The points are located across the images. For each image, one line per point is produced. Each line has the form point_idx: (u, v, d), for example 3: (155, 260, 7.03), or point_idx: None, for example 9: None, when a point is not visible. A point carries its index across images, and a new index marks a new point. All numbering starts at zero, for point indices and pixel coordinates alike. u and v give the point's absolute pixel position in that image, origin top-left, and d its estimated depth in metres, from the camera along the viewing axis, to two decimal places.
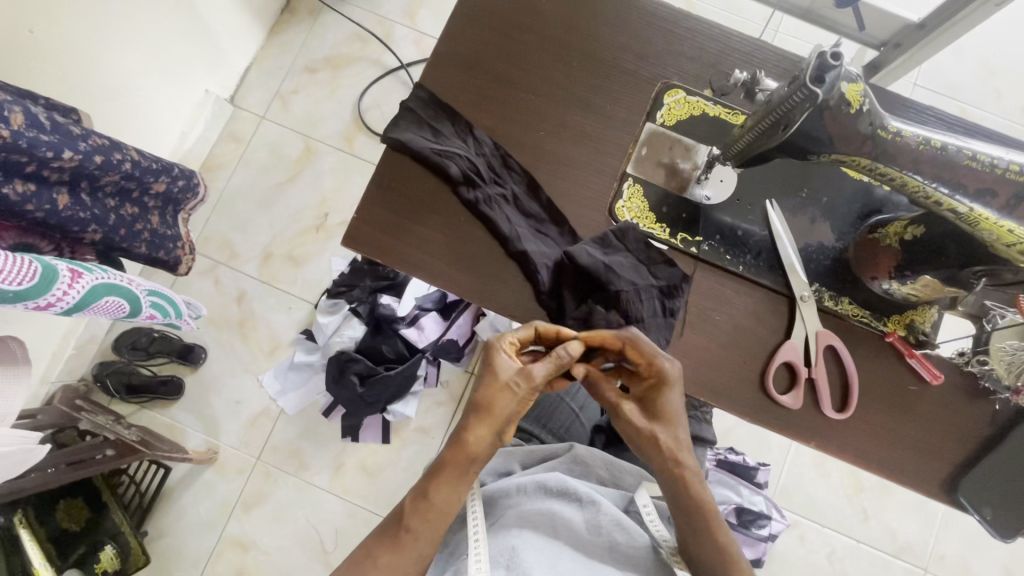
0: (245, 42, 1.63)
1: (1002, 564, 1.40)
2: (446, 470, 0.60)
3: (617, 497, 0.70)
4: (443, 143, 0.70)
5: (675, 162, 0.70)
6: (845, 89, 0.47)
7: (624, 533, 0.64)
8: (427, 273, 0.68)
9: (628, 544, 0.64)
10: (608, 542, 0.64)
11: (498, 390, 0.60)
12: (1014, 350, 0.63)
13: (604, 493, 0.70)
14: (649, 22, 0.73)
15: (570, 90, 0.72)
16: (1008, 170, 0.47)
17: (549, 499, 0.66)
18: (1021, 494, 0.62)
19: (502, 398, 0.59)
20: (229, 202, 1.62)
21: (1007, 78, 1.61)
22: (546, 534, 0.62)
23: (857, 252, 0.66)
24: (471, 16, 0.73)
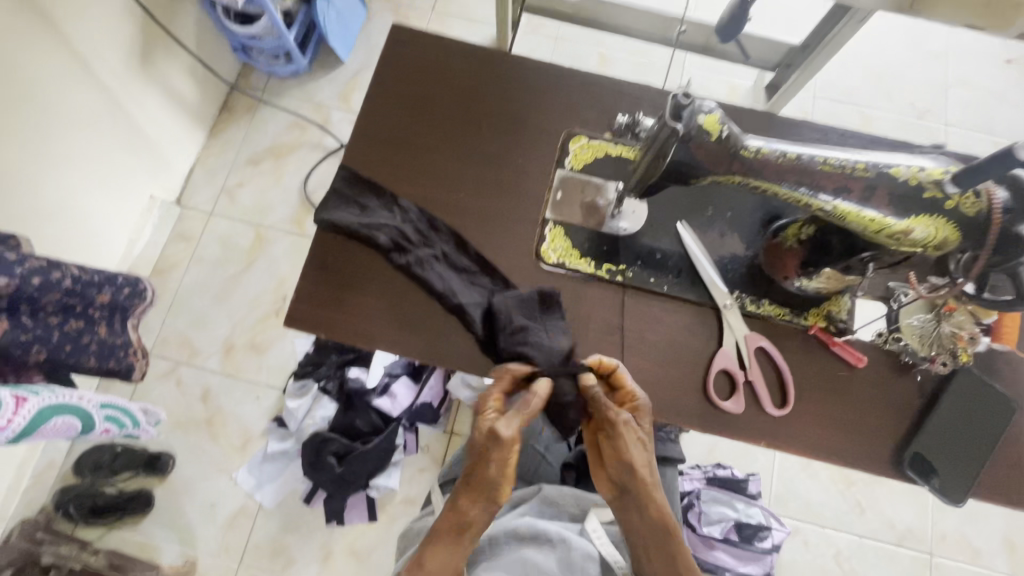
0: (186, 145, 1.69)
1: (999, 533, 1.41)
2: (443, 536, 0.64)
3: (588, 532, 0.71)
4: (372, 217, 0.74)
5: (589, 201, 0.76)
6: (703, 121, 0.52)
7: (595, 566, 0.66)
8: (373, 339, 0.71)
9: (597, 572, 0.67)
10: None
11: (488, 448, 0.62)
12: (920, 323, 0.69)
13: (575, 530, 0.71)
14: (546, 81, 0.81)
15: (484, 150, 0.78)
16: (856, 169, 0.53)
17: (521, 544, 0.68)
18: (959, 457, 0.66)
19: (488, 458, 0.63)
20: (184, 300, 1.62)
21: (892, 79, 1.78)
22: None
23: (766, 257, 0.72)
24: (383, 99, 0.79)
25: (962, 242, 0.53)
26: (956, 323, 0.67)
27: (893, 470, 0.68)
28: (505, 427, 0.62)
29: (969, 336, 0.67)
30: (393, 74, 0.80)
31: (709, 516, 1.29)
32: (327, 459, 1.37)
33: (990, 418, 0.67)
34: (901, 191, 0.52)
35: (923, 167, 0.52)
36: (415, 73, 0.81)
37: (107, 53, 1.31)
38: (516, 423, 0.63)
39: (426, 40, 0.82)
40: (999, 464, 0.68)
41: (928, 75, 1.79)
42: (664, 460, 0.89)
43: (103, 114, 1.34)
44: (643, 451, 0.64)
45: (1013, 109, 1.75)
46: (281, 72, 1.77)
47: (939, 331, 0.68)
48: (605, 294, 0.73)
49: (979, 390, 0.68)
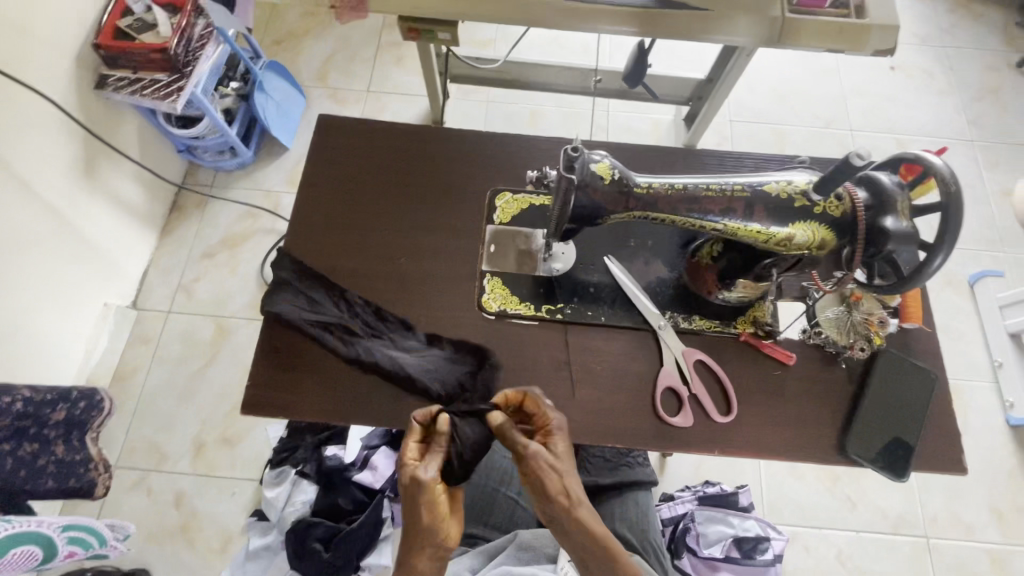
0: (138, 249, 1.70)
1: (988, 504, 1.42)
2: None
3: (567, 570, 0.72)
4: (319, 309, 0.77)
5: (522, 249, 0.81)
6: (595, 168, 0.59)
7: None
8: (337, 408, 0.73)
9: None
10: None
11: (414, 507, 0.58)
12: (835, 315, 0.75)
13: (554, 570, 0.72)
14: (468, 147, 0.88)
15: (418, 217, 0.83)
16: (735, 190, 0.60)
17: None
18: (893, 432, 0.71)
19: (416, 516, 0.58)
20: (148, 404, 1.58)
21: (797, 96, 1.95)
22: None
23: (689, 277, 0.78)
24: (318, 185, 0.84)
25: (838, 240, 0.60)
26: (865, 310, 0.74)
27: (839, 456, 0.72)
28: (426, 473, 0.59)
29: (879, 320, 0.74)
30: (325, 160, 0.86)
31: (708, 537, 1.28)
32: (313, 545, 1.32)
33: (913, 393, 0.72)
34: (776, 204, 0.59)
35: (791, 181, 0.60)
36: (343, 157, 0.86)
37: (50, 174, 1.35)
38: (436, 465, 0.59)
39: (353, 125, 0.88)
40: (933, 434, 0.72)
41: (828, 89, 1.96)
42: (636, 485, 0.91)
43: (50, 231, 1.36)
44: (566, 472, 0.60)
45: (908, 107, 1.93)
46: (228, 166, 1.83)
47: (852, 319, 0.74)
48: (548, 334, 0.77)
49: (899, 368, 0.74)
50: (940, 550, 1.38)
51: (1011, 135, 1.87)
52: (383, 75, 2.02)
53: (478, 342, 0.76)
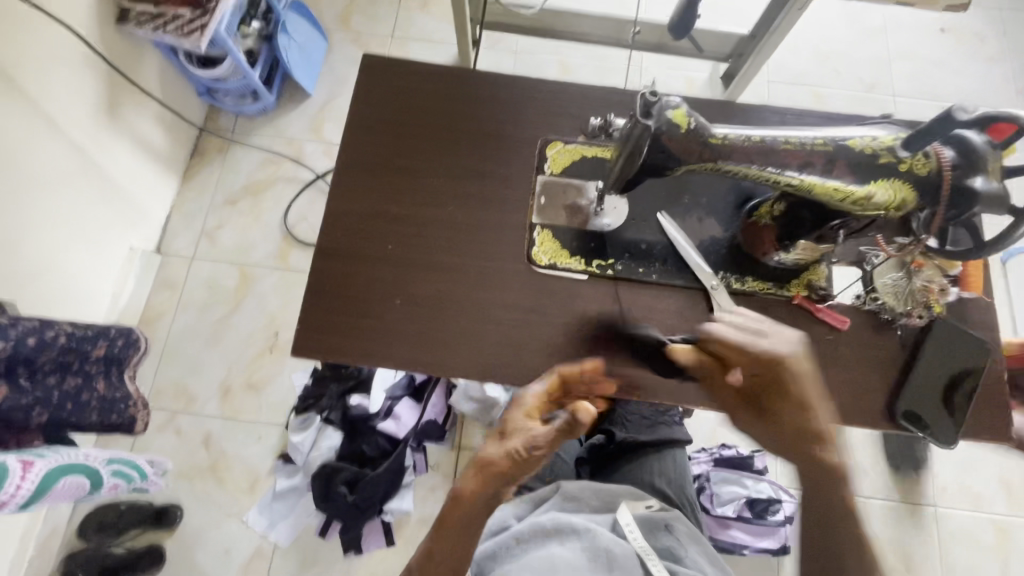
0: (161, 193, 1.68)
1: (997, 475, 1.44)
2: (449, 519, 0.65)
3: (609, 525, 0.73)
4: (371, 246, 0.77)
5: (572, 202, 0.79)
6: (672, 115, 0.56)
7: (620, 548, 0.68)
8: (389, 347, 0.73)
9: (624, 555, 0.68)
10: (608, 562, 0.67)
11: (514, 453, 0.65)
12: (894, 281, 0.73)
13: (598, 523, 0.73)
14: (518, 92, 0.84)
15: (466, 164, 0.80)
16: (816, 145, 0.57)
17: (550, 538, 0.69)
18: (942, 400, 0.71)
19: (506, 457, 0.65)
20: (176, 347, 1.61)
21: (838, 58, 1.85)
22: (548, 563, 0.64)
23: (744, 236, 0.76)
24: (367, 126, 0.82)
25: (919, 201, 0.57)
26: (926, 277, 0.73)
27: (883, 420, 0.72)
28: (543, 438, 0.66)
29: (939, 288, 0.73)
30: (371, 101, 0.83)
31: (721, 497, 1.32)
32: (339, 489, 1.37)
33: (972, 364, 0.71)
34: (859, 160, 0.57)
35: (875, 137, 0.58)
36: (389, 97, 0.83)
37: (75, 111, 1.32)
38: (557, 437, 0.66)
39: (394, 67, 0.85)
40: (982, 403, 0.72)
41: (872, 50, 1.86)
42: (674, 444, 0.89)
43: (77, 170, 1.35)
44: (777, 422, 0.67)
45: (955, 75, 1.83)
46: (249, 110, 1.78)
47: (912, 286, 0.73)
48: (597, 289, 0.76)
49: (953, 336, 0.72)
50: (946, 518, 1.41)
51: None
52: (408, 21, 1.94)
53: (526, 294, 0.75)
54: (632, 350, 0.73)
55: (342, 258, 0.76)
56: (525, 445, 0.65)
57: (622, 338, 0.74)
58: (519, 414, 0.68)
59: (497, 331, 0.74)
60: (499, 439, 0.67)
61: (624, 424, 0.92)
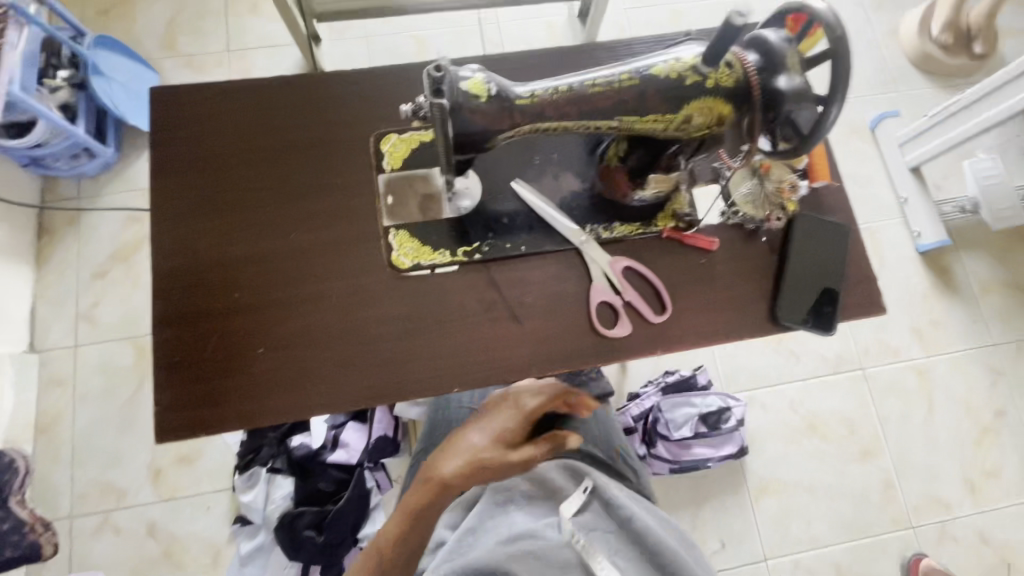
0: (14, 287, 1.45)
1: (910, 325, 1.55)
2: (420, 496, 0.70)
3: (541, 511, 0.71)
4: (218, 298, 0.69)
5: (423, 192, 0.74)
6: (467, 86, 0.53)
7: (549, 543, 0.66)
8: (267, 400, 0.67)
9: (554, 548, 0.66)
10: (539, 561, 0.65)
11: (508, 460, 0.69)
12: (749, 191, 0.74)
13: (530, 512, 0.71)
14: (336, 88, 0.77)
15: (300, 181, 0.73)
16: (623, 80, 0.55)
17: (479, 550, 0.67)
18: (818, 290, 0.73)
19: (494, 460, 0.69)
20: (85, 447, 1.43)
21: None
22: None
23: (601, 182, 0.74)
24: (178, 168, 0.73)
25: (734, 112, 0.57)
26: (776, 178, 0.74)
27: (773, 323, 0.74)
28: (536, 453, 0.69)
29: (788, 187, 0.75)
30: (175, 139, 0.74)
31: (676, 421, 1.35)
32: (305, 533, 1.30)
33: (834, 250, 0.74)
34: (668, 86, 0.55)
35: (678, 58, 0.55)
36: (193, 129, 0.74)
37: None
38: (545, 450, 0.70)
39: (191, 95, 0.75)
40: (857, 277, 0.75)
41: None
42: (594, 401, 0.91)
43: None
44: None
45: None
46: (88, 170, 1.54)
47: (765, 191, 0.74)
48: (474, 274, 0.73)
49: (816, 228, 0.74)
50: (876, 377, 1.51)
51: None
52: (237, 24, 1.72)
53: (399, 302, 0.71)
54: (518, 327, 0.71)
55: (189, 321, 0.68)
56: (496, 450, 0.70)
57: (507, 319, 0.72)
58: (515, 422, 0.72)
59: (379, 349, 0.70)
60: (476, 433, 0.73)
61: None
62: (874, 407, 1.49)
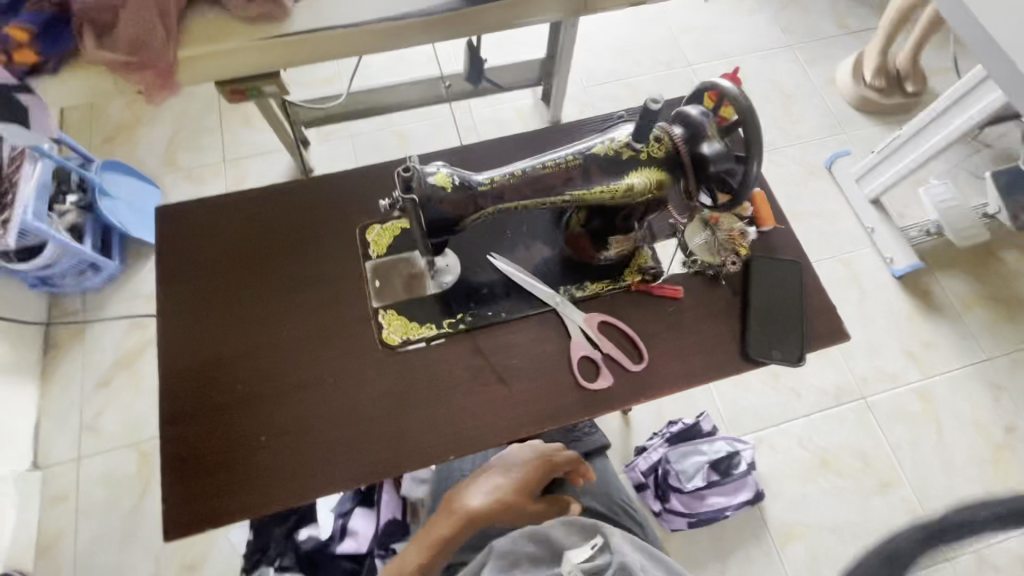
0: (20, 404, 1.47)
1: (902, 349, 1.57)
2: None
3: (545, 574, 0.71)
4: (220, 392, 0.73)
5: (407, 272, 0.80)
6: (434, 179, 0.61)
7: None
8: (268, 488, 0.69)
9: None
10: None
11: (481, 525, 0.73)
12: (703, 240, 0.82)
13: None
14: (324, 189, 0.85)
15: (295, 276, 0.80)
16: (569, 161, 0.64)
17: None
18: (782, 326, 0.78)
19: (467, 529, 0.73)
20: (88, 563, 1.39)
21: (634, 48, 2.02)
22: None
23: (569, 247, 0.81)
24: (183, 273, 0.80)
25: (671, 177, 0.65)
26: (726, 227, 0.82)
27: (746, 362, 0.78)
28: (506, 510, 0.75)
29: (739, 233, 0.82)
30: (180, 249, 0.81)
31: (687, 471, 1.34)
32: None
33: (790, 288, 0.80)
34: (608, 163, 0.64)
35: (614, 139, 0.64)
36: (196, 239, 0.82)
37: None
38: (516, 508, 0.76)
39: (194, 209, 0.83)
40: (818, 309, 0.80)
41: (658, 33, 2.05)
42: (590, 455, 0.93)
43: None
44: None
45: (731, 31, 2.05)
46: (94, 283, 1.61)
47: (718, 239, 0.81)
48: (460, 342, 0.77)
49: (771, 268, 0.81)
50: (877, 406, 1.51)
51: (821, 29, 2.04)
52: (234, 139, 1.87)
53: (391, 379, 0.75)
54: (507, 390, 0.75)
55: (193, 416, 0.72)
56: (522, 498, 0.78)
57: (496, 382, 0.76)
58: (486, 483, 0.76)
59: (375, 427, 0.73)
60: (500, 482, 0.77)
61: None
62: (882, 435, 1.48)
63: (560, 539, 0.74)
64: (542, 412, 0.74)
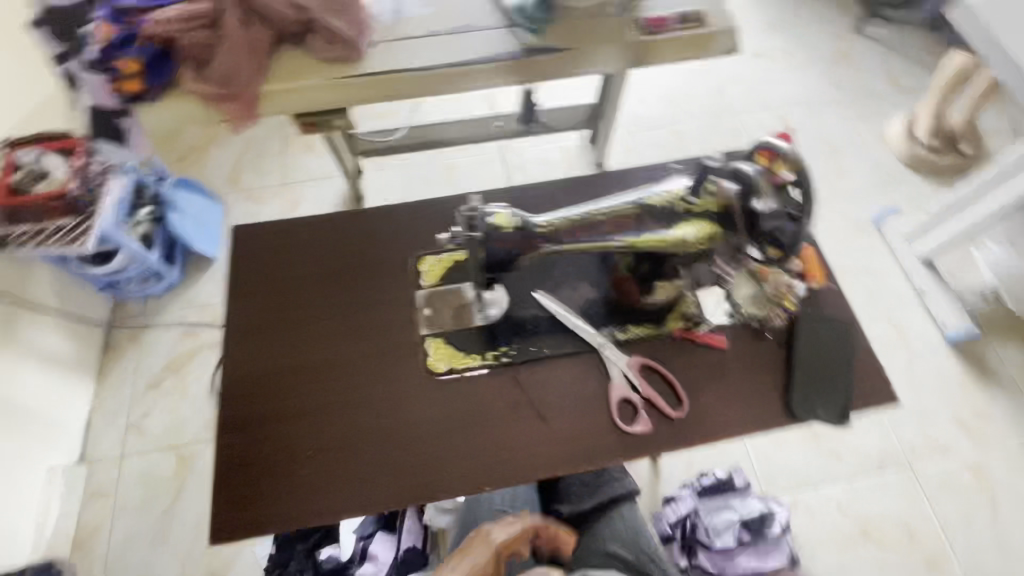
0: (76, 399, 1.55)
1: (952, 419, 1.49)
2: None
3: None
4: (273, 405, 0.78)
5: (455, 304, 0.83)
6: (495, 219, 0.65)
7: None
8: (310, 502, 0.72)
9: None
10: None
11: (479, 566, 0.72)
12: (749, 295, 0.82)
13: None
14: (385, 220, 0.91)
15: (350, 300, 0.85)
16: (624, 211, 0.67)
17: None
18: (828, 384, 0.77)
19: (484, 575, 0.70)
20: (119, 561, 1.43)
21: (681, 98, 2.07)
22: None
23: (614, 290, 0.83)
24: (249, 289, 0.86)
25: (723, 231, 0.67)
26: (774, 283, 0.81)
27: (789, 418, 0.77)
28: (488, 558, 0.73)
29: (788, 289, 0.81)
30: (248, 266, 0.87)
31: (718, 527, 1.27)
32: None
33: (838, 346, 0.79)
34: (662, 214, 0.67)
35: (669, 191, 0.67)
36: (264, 259, 0.88)
37: None
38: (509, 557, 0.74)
39: (264, 230, 0.90)
40: (865, 370, 0.79)
41: (706, 84, 2.09)
42: (621, 500, 0.90)
43: None
44: None
45: (778, 86, 2.07)
46: (156, 290, 1.72)
47: (765, 294, 0.81)
48: (502, 375, 0.80)
49: (819, 325, 0.80)
50: (925, 476, 1.43)
51: (871, 88, 2.05)
52: (296, 165, 1.99)
53: (433, 406, 0.78)
54: (546, 426, 0.77)
55: (247, 427, 0.76)
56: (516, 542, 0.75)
57: (535, 416, 0.77)
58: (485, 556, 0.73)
59: (414, 451, 0.75)
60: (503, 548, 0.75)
61: (569, 497, 0.92)
62: (930, 509, 1.40)
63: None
64: (580, 449, 0.75)
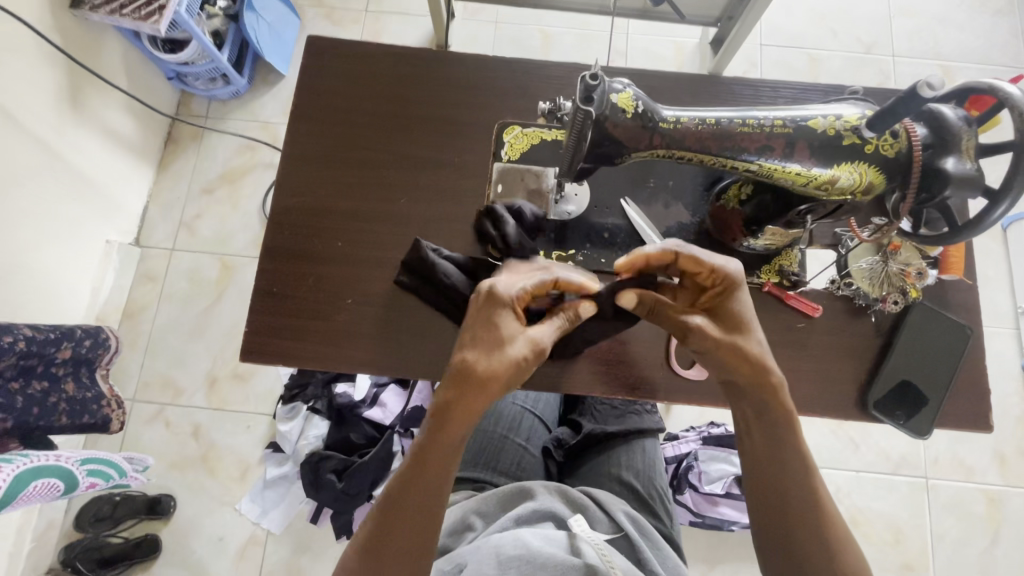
0: (133, 183, 1.56)
1: (992, 448, 1.38)
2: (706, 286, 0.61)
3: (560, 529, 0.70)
4: (321, 244, 0.73)
5: (532, 188, 0.74)
6: (616, 99, 0.53)
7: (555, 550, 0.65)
8: (342, 350, 0.71)
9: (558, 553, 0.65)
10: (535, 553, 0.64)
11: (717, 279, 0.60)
12: (869, 266, 0.70)
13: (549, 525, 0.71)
14: (475, 73, 0.79)
15: (419, 153, 0.76)
16: (775, 126, 0.54)
17: (492, 532, 0.70)
18: (915, 388, 0.68)
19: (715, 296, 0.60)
20: (159, 341, 1.52)
21: (836, 17, 1.71)
22: (477, 552, 0.65)
23: (712, 222, 0.71)
24: (318, 111, 0.78)
25: (888, 182, 0.54)
26: (903, 260, 0.69)
27: (859, 411, 0.69)
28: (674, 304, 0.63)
29: (916, 271, 0.69)
30: (319, 90, 0.78)
31: (710, 475, 1.26)
32: (326, 476, 1.25)
33: (944, 349, 0.69)
34: (822, 142, 0.54)
35: (840, 115, 0.54)
36: (336, 85, 0.78)
37: (38, 105, 1.22)
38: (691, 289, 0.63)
39: (342, 50, 0.80)
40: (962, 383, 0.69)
41: (873, 8, 1.71)
42: (643, 433, 0.88)
43: (44, 164, 1.25)
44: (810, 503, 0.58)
45: (960, 31, 1.69)
46: (222, 94, 1.65)
47: (886, 270, 0.69)
48: None
49: (930, 322, 0.69)
50: (939, 491, 1.36)
51: None
52: None
53: None
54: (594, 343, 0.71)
55: (293, 259, 0.73)
56: (531, 339, 0.58)
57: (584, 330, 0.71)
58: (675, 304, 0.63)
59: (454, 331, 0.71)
60: (497, 333, 0.57)
61: (593, 415, 0.91)
62: (927, 520, 1.34)
63: (595, 520, 0.73)
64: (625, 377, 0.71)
